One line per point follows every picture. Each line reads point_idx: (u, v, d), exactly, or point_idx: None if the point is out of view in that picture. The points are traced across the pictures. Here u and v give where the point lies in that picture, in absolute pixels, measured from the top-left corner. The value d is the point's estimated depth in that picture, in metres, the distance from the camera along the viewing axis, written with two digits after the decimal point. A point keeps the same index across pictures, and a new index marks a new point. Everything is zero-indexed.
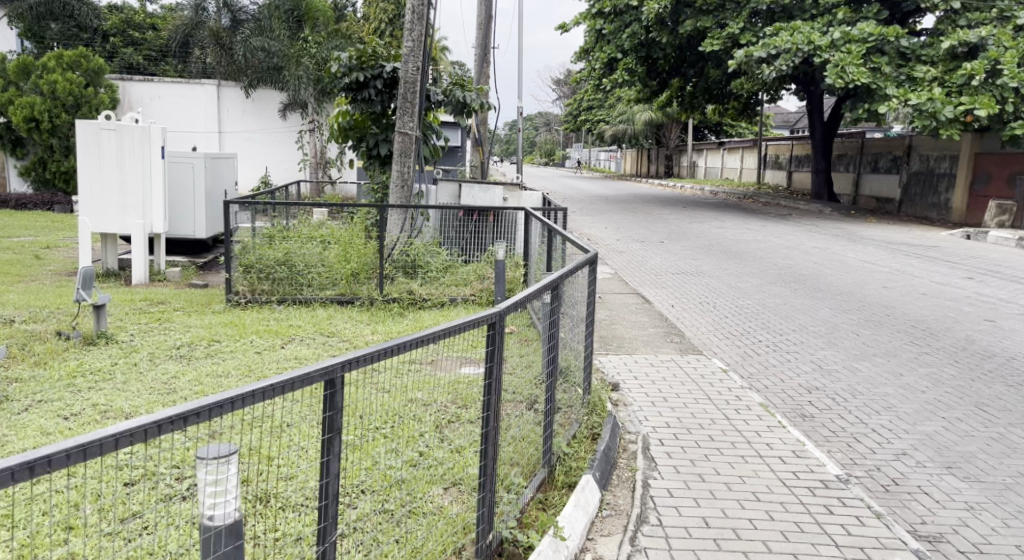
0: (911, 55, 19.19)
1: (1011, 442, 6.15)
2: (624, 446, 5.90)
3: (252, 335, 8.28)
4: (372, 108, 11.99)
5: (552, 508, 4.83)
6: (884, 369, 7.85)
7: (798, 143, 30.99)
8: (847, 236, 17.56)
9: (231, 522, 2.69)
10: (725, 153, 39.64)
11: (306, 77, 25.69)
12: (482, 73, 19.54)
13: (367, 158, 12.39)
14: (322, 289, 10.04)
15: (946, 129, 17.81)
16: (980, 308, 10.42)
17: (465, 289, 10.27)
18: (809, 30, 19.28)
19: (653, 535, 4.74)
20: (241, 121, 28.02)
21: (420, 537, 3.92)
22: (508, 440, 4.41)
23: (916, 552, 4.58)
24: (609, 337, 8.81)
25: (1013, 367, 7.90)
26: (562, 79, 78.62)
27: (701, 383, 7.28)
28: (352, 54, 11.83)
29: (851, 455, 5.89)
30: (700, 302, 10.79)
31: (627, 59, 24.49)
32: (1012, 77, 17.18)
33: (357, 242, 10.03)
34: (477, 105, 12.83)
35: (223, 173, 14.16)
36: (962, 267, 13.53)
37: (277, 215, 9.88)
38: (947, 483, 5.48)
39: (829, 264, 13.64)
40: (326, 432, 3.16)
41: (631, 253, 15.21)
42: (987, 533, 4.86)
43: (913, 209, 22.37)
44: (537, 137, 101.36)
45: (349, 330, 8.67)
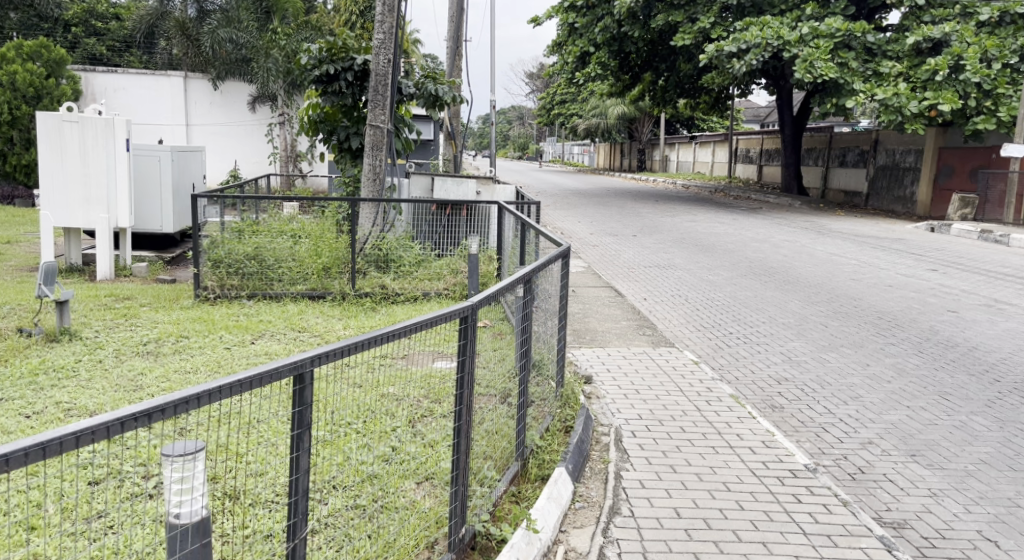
0: (877, 51, 19.43)
1: (973, 430, 6.26)
2: (597, 438, 5.92)
3: (221, 331, 8.20)
4: (344, 100, 11.92)
5: (525, 501, 4.85)
6: (851, 360, 7.94)
7: (769, 137, 31.25)
8: (816, 228, 17.76)
9: (199, 519, 2.65)
10: (697, 147, 39.89)
11: (275, 69, 25.06)
12: (455, 65, 19.46)
13: (338, 151, 12.35)
14: (293, 284, 9.96)
15: (911, 123, 18.05)
16: (945, 299, 10.60)
17: (439, 283, 10.20)
18: (778, 25, 19.40)
19: (625, 527, 4.76)
20: (210, 114, 27.89)
21: (392, 533, 3.89)
22: (481, 434, 4.41)
23: (881, 539, 4.64)
24: (582, 330, 8.83)
25: (974, 357, 8.04)
26: (535, 73, 78.64)
27: (673, 374, 7.34)
28: (322, 45, 11.74)
29: (819, 444, 5.96)
30: (672, 295, 10.83)
31: (599, 53, 24.38)
32: (975, 72, 17.55)
33: (328, 236, 10.02)
34: (450, 97, 12.71)
35: (190, 166, 13.99)
36: (927, 259, 13.75)
37: (247, 209, 9.81)
38: (911, 470, 5.57)
39: (798, 257, 13.78)
40: (295, 427, 3.13)
41: (604, 246, 15.26)
42: (949, 519, 4.94)
43: (880, 202, 22.64)
44: (511, 131, 101.34)
45: (321, 326, 8.58)
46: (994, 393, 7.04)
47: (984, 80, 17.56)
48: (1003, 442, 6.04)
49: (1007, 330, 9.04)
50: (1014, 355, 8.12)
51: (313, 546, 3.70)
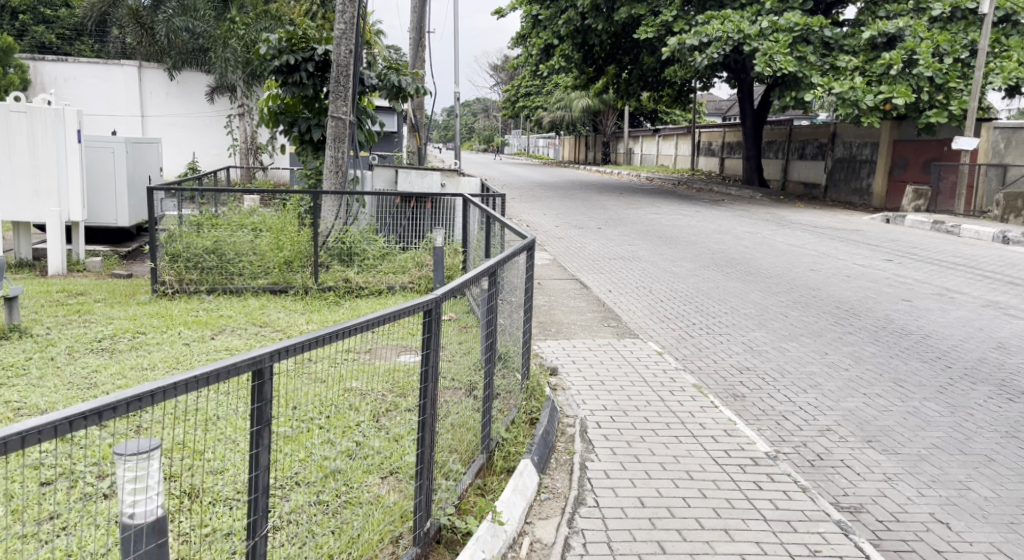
0: (834, 46, 19.70)
1: (926, 416, 6.36)
2: (562, 429, 5.94)
3: (180, 327, 8.06)
4: (304, 91, 11.73)
5: (491, 493, 4.85)
6: (810, 349, 8.04)
7: (731, 130, 31.52)
8: (776, 220, 17.99)
9: (154, 519, 2.61)
10: (660, 140, 40.13)
11: (233, 59, 25.06)
12: (418, 57, 19.36)
13: (299, 143, 12.22)
14: (254, 278, 9.87)
15: (867, 117, 18.41)
16: (900, 288, 10.78)
17: (403, 277, 10.17)
18: (738, 18, 19.56)
19: (590, 517, 4.78)
20: (167, 105, 27.40)
21: (356, 528, 3.84)
22: (446, 427, 4.39)
23: (839, 523, 4.71)
24: (547, 322, 8.84)
25: (928, 345, 8.18)
26: (500, 65, 78.45)
27: (637, 365, 7.38)
28: (282, 36, 11.54)
29: (780, 432, 6.03)
30: (637, 286, 10.88)
31: (563, 45, 24.30)
32: (928, 67, 17.90)
33: (290, 229, 9.85)
34: (413, 89, 12.63)
35: (146, 157, 13.75)
36: (883, 250, 13.98)
37: (206, 203, 9.66)
38: (867, 456, 5.65)
39: (759, 248, 13.94)
40: (255, 423, 3.09)
41: (569, 238, 15.32)
42: (904, 503, 5.02)
43: (838, 194, 22.97)
44: (475, 124, 101.02)
45: (283, 321, 8.48)
46: (946, 380, 7.17)
47: (936, 74, 17.90)
48: (954, 427, 6.15)
49: (958, 318, 9.22)
50: (965, 342, 8.28)
51: (276, 542, 3.65)
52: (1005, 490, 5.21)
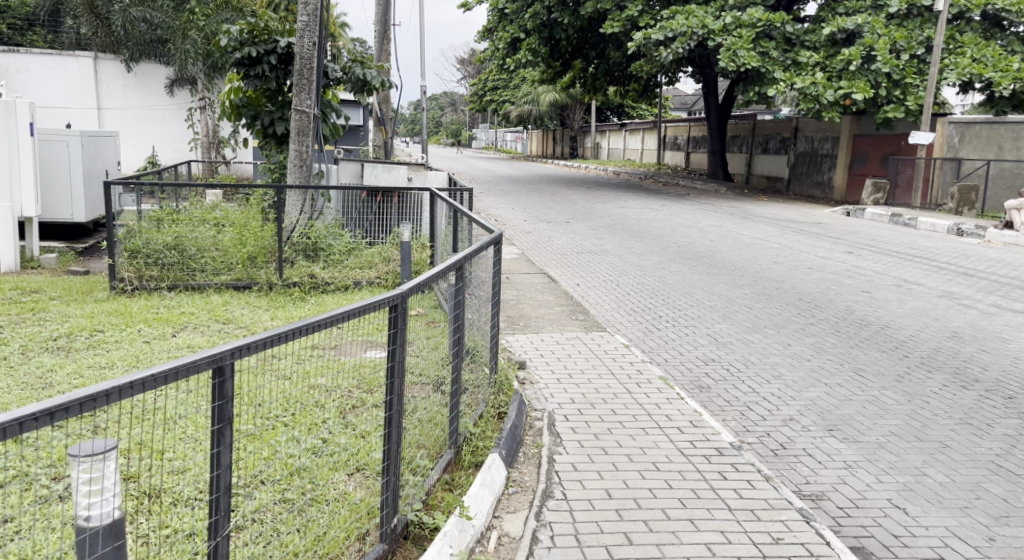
0: (796, 41, 19.91)
1: (885, 404, 6.46)
2: (530, 423, 5.94)
3: (140, 324, 7.93)
4: (267, 84, 11.59)
5: (459, 488, 4.83)
6: (774, 340, 8.12)
7: (696, 125, 31.73)
8: (740, 214, 18.16)
9: (110, 521, 2.56)
10: (627, 134, 40.32)
11: (194, 51, 24.73)
12: (383, 50, 19.22)
13: (262, 137, 12.04)
14: (217, 275, 9.68)
15: (828, 112, 18.62)
16: (860, 280, 10.94)
17: (370, 272, 10.01)
18: (702, 14, 19.64)
19: (558, 509, 4.78)
20: (124, 97, 27.10)
21: (322, 525, 3.79)
22: (413, 422, 4.36)
23: (801, 511, 4.76)
24: (516, 316, 8.83)
25: (887, 335, 8.30)
26: (467, 59, 78.21)
27: (605, 358, 7.41)
28: (243, 27, 11.36)
29: (744, 422, 6.09)
30: (604, 280, 10.92)
31: (529, 39, 24.30)
32: (885, 63, 18.20)
33: (253, 225, 9.76)
34: (378, 82, 12.54)
35: (103, 151, 13.54)
36: (844, 242, 14.18)
37: (166, 197, 9.54)
38: (828, 444, 5.73)
39: (724, 241, 14.06)
40: (215, 422, 3.05)
41: (537, 233, 15.32)
42: (863, 489, 5.10)
43: (801, 188, 23.23)
44: (443, 118, 100.68)
45: (247, 317, 8.37)
46: (903, 368, 7.29)
47: (893, 70, 18.21)
48: (911, 415, 6.25)
49: (916, 309, 9.38)
50: (921, 332, 8.43)
51: (240, 540, 3.60)
52: (959, 475, 5.31)
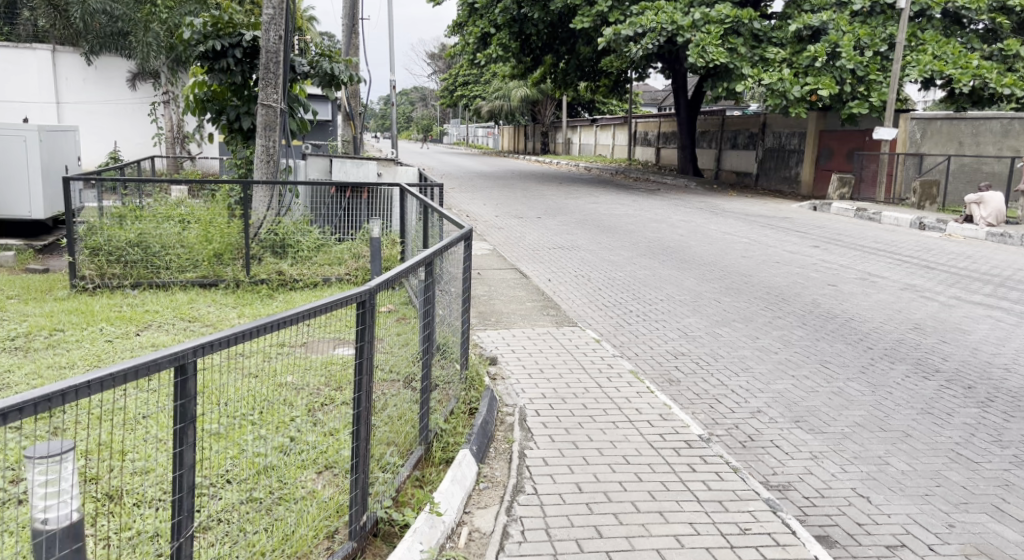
0: (763, 38, 20.09)
1: (850, 395, 6.54)
2: (502, 418, 5.93)
3: (102, 323, 7.81)
4: (232, 78, 11.46)
5: (430, 484, 4.81)
6: (742, 333, 8.19)
7: (666, 120, 31.88)
8: (710, 209, 18.30)
9: (68, 524, 2.52)
10: (598, 130, 40.41)
11: (156, 44, 24.54)
12: (351, 44, 19.08)
13: (228, 132, 11.93)
14: (182, 272, 9.56)
15: (794, 107, 18.84)
16: (827, 273, 11.07)
17: (340, 268, 9.96)
18: (671, 9, 19.74)
19: (529, 504, 4.78)
20: (83, 90, 26.95)
21: (291, 524, 3.75)
22: (383, 419, 4.34)
23: (768, 501, 4.81)
24: (487, 312, 8.83)
25: (852, 328, 8.41)
26: (437, 53, 77.84)
27: (576, 352, 7.42)
28: (206, 20, 11.20)
29: (713, 415, 6.13)
30: (575, 275, 10.95)
31: (500, 34, 24.27)
32: (850, 59, 18.41)
33: (219, 221, 9.60)
34: (346, 77, 12.44)
35: (61, 146, 13.29)
36: (811, 237, 14.34)
37: (129, 194, 9.38)
38: (795, 435, 5.79)
39: (694, 236, 14.16)
40: (178, 421, 3.01)
41: (509, 228, 15.32)
42: (828, 479, 5.16)
43: (769, 183, 23.47)
44: (413, 113, 100.21)
45: (213, 315, 8.28)
46: (867, 360, 7.40)
47: (857, 67, 18.45)
48: (876, 406, 6.34)
49: (880, 301, 9.52)
50: (885, 324, 8.55)
51: (205, 541, 3.55)
52: (920, 463, 5.39)
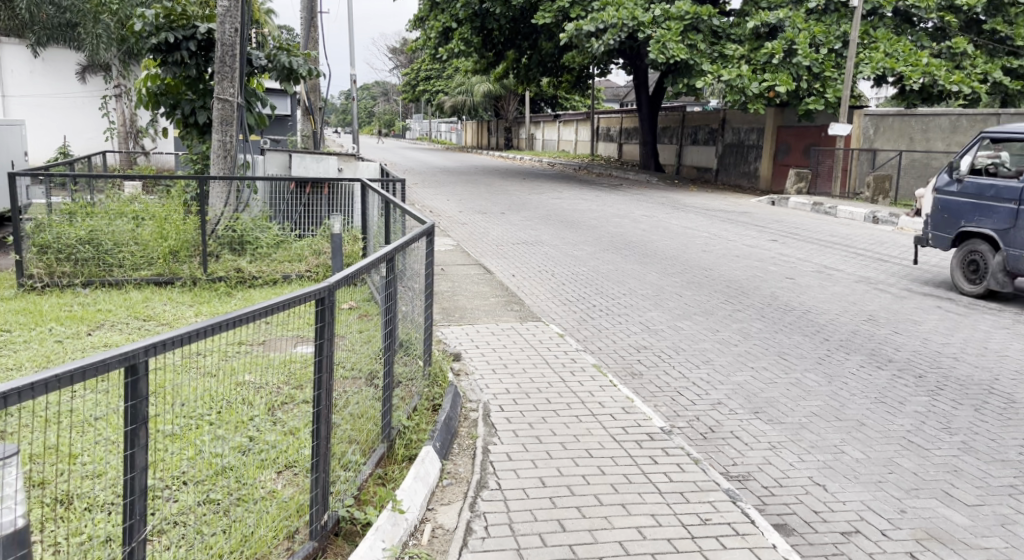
0: (721, 35, 20.27)
1: (808, 386, 6.63)
2: (466, 415, 5.91)
3: (51, 323, 7.62)
4: (187, 71, 11.24)
5: (392, 482, 4.77)
6: (703, 326, 8.26)
7: (628, 116, 32.05)
8: (671, 204, 18.42)
9: (13, 530, 2.45)
10: (561, 126, 40.51)
11: (106, 36, 24.13)
12: (310, 38, 18.86)
13: (183, 126, 11.74)
14: (136, 270, 9.38)
15: (752, 103, 19.05)
16: (784, 267, 11.21)
17: (301, 265, 9.89)
18: (632, 5, 19.85)
19: (492, 499, 4.77)
20: (30, 83, 26.77)
21: (250, 525, 3.69)
22: (345, 417, 4.30)
23: (728, 492, 4.85)
24: (450, 308, 8.79)
25: (810, 320, 8.52)
26: (399, 48, 77.33)
27: (540, 348, 7.42)
28: (158, 11, 10.99)
29: (674, 407, 6.18)
30: (539, 270, 10.95)
31: (462, 29, 24.16)
32: (806, 56, 18.68)
33: (175, 217, 9.46)
34: (305, 71, 12.26)
35: (8, 142, 13.07)
36: (769, 231, 14.51)
37: (79, 190, 9.22)
38: (754, 426, 5.85)
39: (655, 231, 14.26)
40: (129, 423, 2.95)
41: (472, 224, 15.30)
42: (786, 469, 5.23)
43: (728, 178, 23.72)
44: (375, 108, 99.47)
45: (168, 314, 8.13)
46: (824, 351, 7.50)
47: (813, 64, 18.71)
48: (832, 396, 6.43)
49: (836, 294, 9.66)
50: (840, 316, 8.67)
51: (161, 545, 3.48)
52: (874, 451, 5.49)
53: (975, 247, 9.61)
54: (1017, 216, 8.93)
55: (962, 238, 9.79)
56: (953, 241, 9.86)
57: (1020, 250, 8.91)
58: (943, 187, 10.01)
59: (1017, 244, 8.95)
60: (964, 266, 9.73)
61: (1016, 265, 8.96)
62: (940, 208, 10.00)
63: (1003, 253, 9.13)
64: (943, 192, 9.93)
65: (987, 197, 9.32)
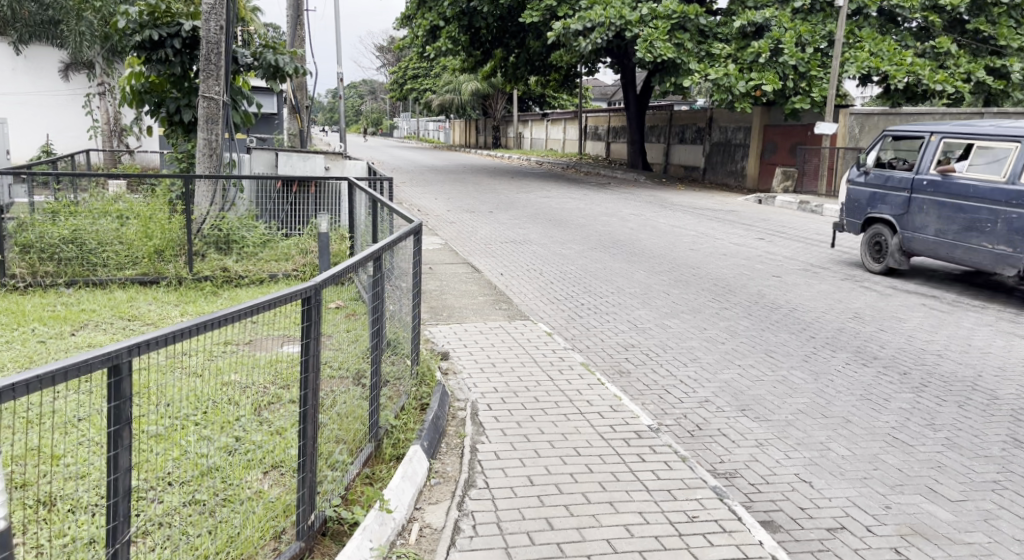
0: (709, 33, 20.28)
1: (794, 384, 6.66)
2: (453, 413, 5.90)
3: (34, 323, 7.56)
4: (172, 69, 11.16)
5: (380, 481, 4.75)
6: (691, 325, 8.27)
7: (615, 115, 32.10)
8: (659, 202, 18.45)
9: None
10: (549, 124, 40.54)
11: (90, 33, 24.24)
12: (296, 36, 18.78)
13: (168, 124, 11.66)
14: (120, 269, 9.32)
15: (739, 102, 19.11)
16: (771, 265, 11.25)
17: (288, 264, 9.86)
18: (619, 4, 19.86)
19: (480, 498, 4.76)
20: (12, 80, 26.55)
21: (237, 526, 3.66)
22: (332, 416, 4.28)
23: (715, 489, 4.86)
24: (438, 307, 8.77)
25: (796, 318, 8.55)
26: (386, 47, 77.12)
27: (528, 346, 7.41)
28: (142, 9, 10.90)
29: (662, 405, 6.19)
30: (527, 269, 10.94)
31: (449, 27, 24.10)
32: (792, 56, 18.76)
33: (159, 216, 9.38)
34: (290, 69, 12.21)
35: None
36: (756, 229, 14.56)
37: (62, 189, 9.16)
38: (741, 424, 5.87)
39: (643, 229, 14.28)
40: (112, 423, 2.92)
41: (460, 222, 15.28)
42: (773, 465, 5.24)
43: (715, 176, 23.80)
44: (362, 107, 99.19)
45: (154, 314, 8.08)
46: (810, 349, 7.53)
47: (799, 63, 18.79)
48: (818, 393, 6.46)
49: (822, 292, 9.71)
50: (826, 314, 8.71)
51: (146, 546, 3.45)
52: (859, 447, 5.51)
53: (880, 230, 10.82)
54: (910, 203, 10.22)
55: (868, 223, 11.04)
56: (863, 226, 11.07)
57: (913, 232, 10.19)
58: (854, 178, 11.26)
59: (911, 227, 10.23)
60: (871, 248, 10.94)
61: (912, 245, 10.22)
62: (852, 197, 11.22)
63: (901, 235, 10.37)
64: (853, 183, 11.19)
65: (887, 187, 10.60)
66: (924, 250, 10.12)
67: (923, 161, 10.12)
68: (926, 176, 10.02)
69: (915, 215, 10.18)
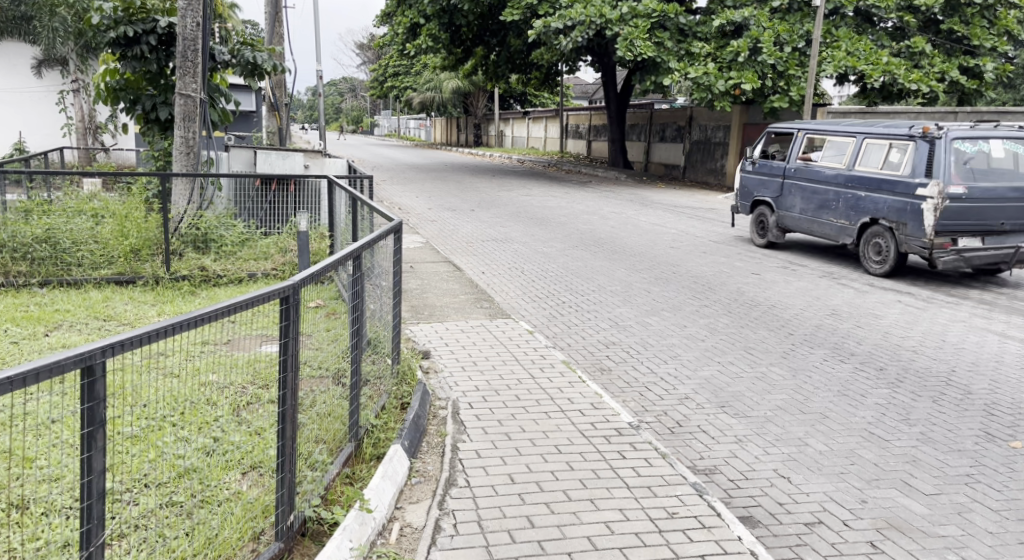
0: (688, 32, 20.30)
1: (773, 380, 6.69)
2: (434, 413, 5.88)
3: (7, 323, 7.45)
4: (147, 66, 11.05)
5: (360, 481, 4.72)
6: (671, 322, 8.30)
7: (597, 114, 32.10)
8: (640, 201, 18.50)
9: None
10: (530, 122, 40.50)
11: (63, 29, 23.81)
12: (275, 33, 18.65)
13: (144, 121, 11.55)
14: (95, 269, 9.19)
15: (719, 101, 19.17)
16: (751, 262, 11.31)
17: (267, 263, 9.78)
18: (599, 3, 19.86)
19: (461, 497, 4.74)
20: None
21: (213, 526, 3.62)
22: (311, 416, 4.24)
23: (694, 485, 4.87)
24: (419, 305, 8.74)
25: (776, 315, 8.60)
26: (366, 45, 76.73)
27: (509, 345, 7.40)
28: (117, 5, 10.77)
29: (643, 403, 6.20)
30: (508, 267, 10.93)
31: (430, 25, 24.02)
32: (771, 55, 18.87)
33: (136, 215, 9.30)
34: (268, 66, 12.12)
35: None
36: (736, 227, 14.62)
37: (35, 187, 9.02)
38: (720, 420, 5.89)
39: (624, 228, 14.31)
40: (86, 425, 2.88)
41: (441, 221, 15.23)
42: (752, 461, 5.27)
43: (696, 175, 23.88)
44: (343, 105, 98.66)
45: (130, 313, 8.00)
46: (789, 345, 7.57)
47: (777, 62, 18.90)
48: (797, 389, 6.49)
49: (800, 289, 9.77)
50: (805, 311, 8.77)
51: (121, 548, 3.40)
52: (836, 443, 5.54)
53: (763, 211, 12.40)
54: (782, 188, 11.77)
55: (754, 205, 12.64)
56: (750, 210, 12.63)
57: (784, 212, 11.78)
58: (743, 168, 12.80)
59: (783, 207, 11.83)
60: (757, 226, 12.51)
61: (784, 222, 11.82)
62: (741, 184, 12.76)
63: (776, 214, 11.97)
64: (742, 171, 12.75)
65: (766, 173, 12.17)
66: (794, 226, 11.73)
67: (790, 153, 11.65)
68: (794, 165, 11.54)
69: (786, 198, 11.76)
